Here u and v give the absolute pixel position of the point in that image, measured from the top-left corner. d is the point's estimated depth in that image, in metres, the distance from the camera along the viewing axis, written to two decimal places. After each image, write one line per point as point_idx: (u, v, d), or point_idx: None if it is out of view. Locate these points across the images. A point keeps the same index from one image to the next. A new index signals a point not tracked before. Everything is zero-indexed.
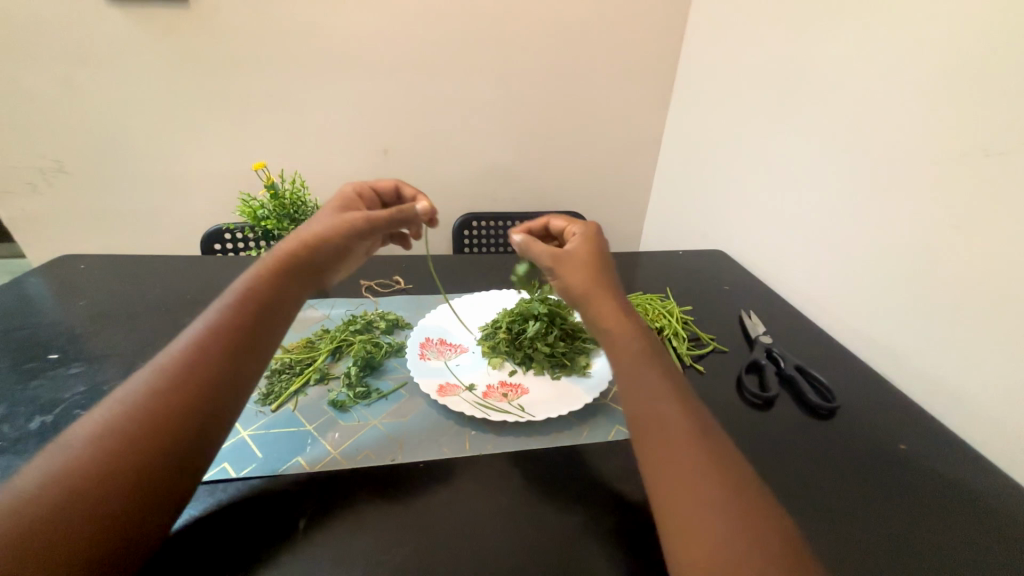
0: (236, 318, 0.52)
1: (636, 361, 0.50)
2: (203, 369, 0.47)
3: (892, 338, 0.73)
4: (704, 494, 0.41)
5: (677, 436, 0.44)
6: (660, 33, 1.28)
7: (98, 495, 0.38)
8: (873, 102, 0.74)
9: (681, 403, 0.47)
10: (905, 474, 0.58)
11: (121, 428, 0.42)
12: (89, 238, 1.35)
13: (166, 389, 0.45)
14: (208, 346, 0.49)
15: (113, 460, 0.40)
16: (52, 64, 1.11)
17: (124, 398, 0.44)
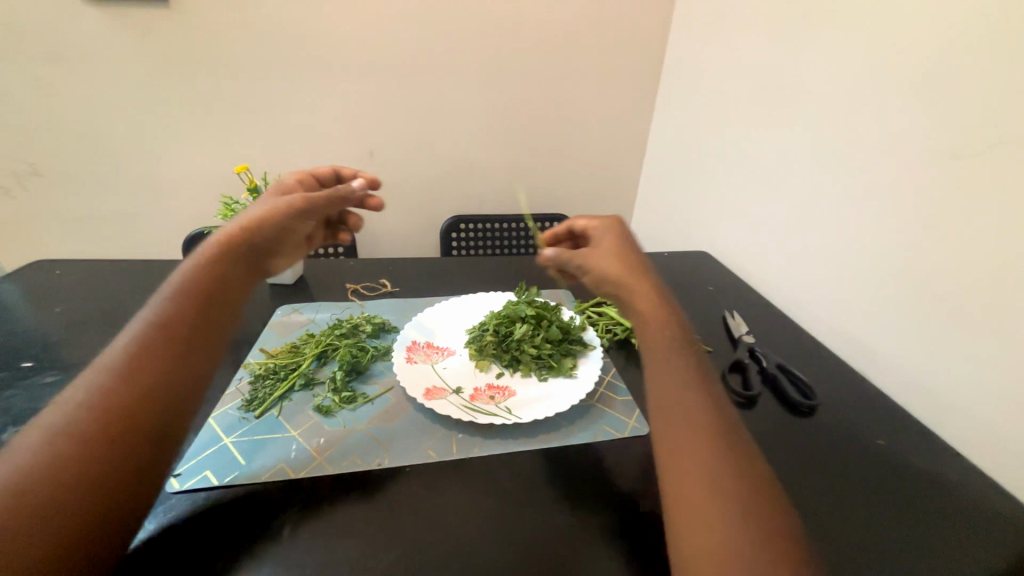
0: (188, 303, 0.51)
1: (663, 355, 0.51)
2: (161, 362, 0.47)
3: (868, 336, 0.76)
4: (721, 492, 0.42)
5: (699, 434, 0.45)
6: (644, 37, 1.30)
7: (61, 499, 0.38)
8: (849, 107, 0.77)
9: (709, 403, 0.48)
10: (882, 468, 0.60)
11: (81, 429, 0.41)
12: (65, 243, 1.31)
13: (123, 386, 0.44)
14: (166, 336, 0.48)
15: (72, 464, 0.39)
16: (27, 64, 1.09)
17: (79, 398, 0.43)
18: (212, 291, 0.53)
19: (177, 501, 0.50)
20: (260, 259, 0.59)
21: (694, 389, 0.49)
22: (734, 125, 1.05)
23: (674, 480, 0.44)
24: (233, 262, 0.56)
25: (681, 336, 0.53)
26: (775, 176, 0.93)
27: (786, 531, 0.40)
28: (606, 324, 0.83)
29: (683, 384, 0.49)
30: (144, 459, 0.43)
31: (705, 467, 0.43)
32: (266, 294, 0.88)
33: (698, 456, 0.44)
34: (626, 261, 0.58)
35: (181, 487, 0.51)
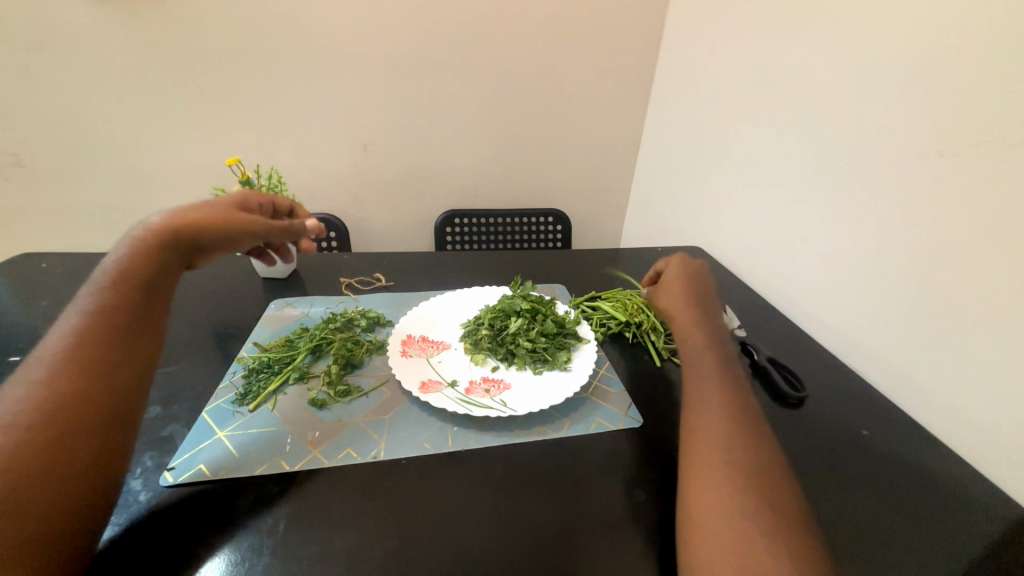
0: (120, 295, 0.51)
1: (693, 351, 0.62)
2: (98, 351, 0.47)
3: (856, 329, 0.77)
4: (726, 458, 0.48)
5: (714, 410, 0.53)
6: (639, 32, 1.30)
7: (8, 492, 0.37)
8: (839, 105, 0.77)
9: (729, 393, 0.55)
10: (866, 458, 0.62)
11: (21, 423, 0.41)
12: (51, 236, 1.29)
13: (58, 377, 0.44)
14: (99, 327, 0.48)
15: (15, 456, 0.39)
16: (7, 52, 1.06)
17: (11, 396, 0.42)
18: (144, 283, 0.53)
19: (172, 494, 0.50)
20: (187, 255, 0.58)
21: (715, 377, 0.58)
22: (726, 121, 1.05)
23: (689, 444, 0.52)
24: (161, 252, 0.55)
25: (714, 341, 0.63)
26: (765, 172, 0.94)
27: (785, 507, 0.44)
28: (600, 319, 0.83)
29: (711, 384, 0.57)
30: (94, 444, 0.43)
31: (716, 437, 0.51)
32: (258, 287, 0.87)
33: (710, 427, 0.52)
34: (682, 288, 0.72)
35: (175, 480, 0.51)
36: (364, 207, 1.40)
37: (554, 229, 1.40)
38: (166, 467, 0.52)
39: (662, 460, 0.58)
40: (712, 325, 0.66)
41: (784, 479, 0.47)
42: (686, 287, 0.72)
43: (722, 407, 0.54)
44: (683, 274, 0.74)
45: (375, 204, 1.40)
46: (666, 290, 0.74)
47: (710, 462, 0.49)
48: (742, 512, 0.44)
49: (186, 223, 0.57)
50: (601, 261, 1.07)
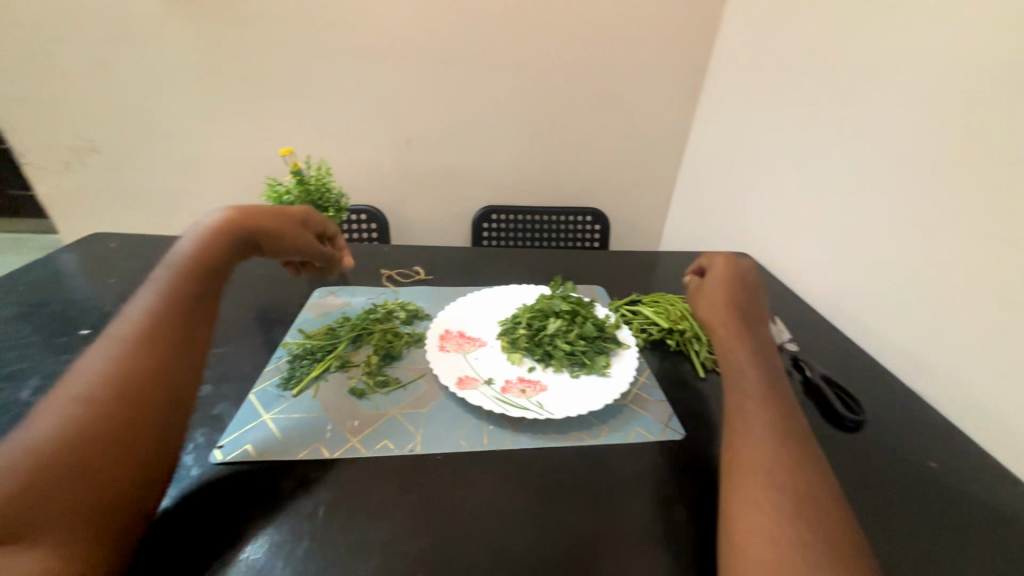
0: (187, 281, 0.55)
1: (733, 362, 0.59)
2: (168, 331, 0.50)
3: (924, 351, 0.71)
4: (773, 482, 0.45)
5: (759, 429, 0.50)
6: (693, 27, 1.24)
7: (86, 454, 0.40)
8: (923, 108, 0.71)
9: (775, 411, 0.52)
10: (933, 493, 0.56)
11: (98, 392, 0.43)
12: (118, 217, 1.38)
13: (132, 352, 0.47)
14: (169, 309, 0.52)
15: (91, 423, 0.41)
16: (87, 45, 1.13)
17: (89, 367, 0.45)
18: (208, 270, 0.57)
19: (220, 471, 0.52)
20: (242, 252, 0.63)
21: (759, 392, 0.54)
22: (786, 123, 0.99)
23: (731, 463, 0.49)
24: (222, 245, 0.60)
25: (758, 353, 0.60)
26: (828, 178, 0.88)
27: (841, 542, 0.40)
28: (641, 324, 0.80)
29: (754, 391, 0.54)
30: (157, 421, 0.45)
31: (761, 457, 0.47)
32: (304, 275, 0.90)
33: (754, 446, 0.48)
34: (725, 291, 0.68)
35: (223, 458, 0.53)
36: (405, 200, 1.42)
37: (593, 229, 1.37)
38: (215, 445, 0.55)
39: (705, 477, 0.55)
40: (755, 335, 0.62)
41: (835, 500, 0.44)
42: (730, 287, 0.68)
43: (767, 416, 0.51)
44: (728, 274, 0.70)
45: (414, 198, 1.42)
46: (704, 289, 0.71)
47: (754, 473, 0.46)
48: (790, 530, 0.41)
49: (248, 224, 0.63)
50: (642, 264, 1.04)
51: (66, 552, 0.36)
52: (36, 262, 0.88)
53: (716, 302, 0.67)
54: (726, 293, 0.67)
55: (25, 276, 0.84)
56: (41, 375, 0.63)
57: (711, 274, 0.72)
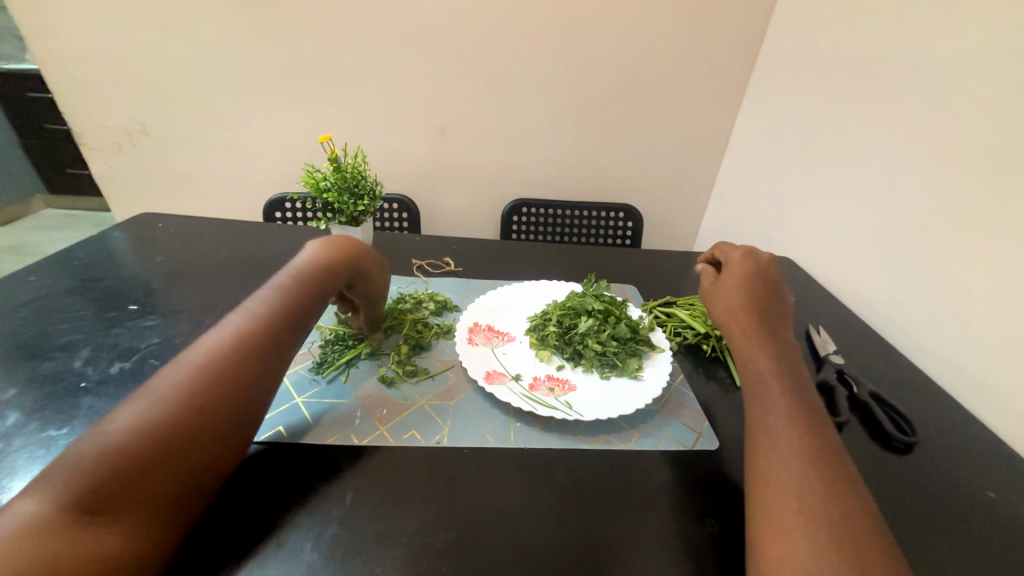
0: (302, 295, 0.55)
1: (753, 374, 0.54)
2: (276, 344, 0.51)
3: (987, 371, 0.66)
4: (805, 509, 0.41)
5: (785, 449, 0.46)
6: (743, 16, 1.17)
7: (179, 450, 0.42)
8: (1000, 106, 0.64)
9: (802, 428, 0.47)
10: (994, 526, 0.52)
11: (207, 390, 0.45)
12: (164, 199, 1.45)
13: (238, 358, 0.48)
14: (281, 318, 0.53)
15: (194, 421, 0.43)
16: (140, 31, 1.18)
17: (203, 357, 0.47)
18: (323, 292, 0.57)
19: (254, 451, 0.53)
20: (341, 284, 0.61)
21: (782, 407, 0.50)
22: (841, 120, 0.93)
23: (758, 490, 0.45)
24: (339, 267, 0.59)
25: (783, 364, 0.54)
26: (885, 179, 0.82)
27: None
28: (675, 326, 0.78)
29: (778, 406, 0.50)
30: (238, 423, 0.47)
31: (791, 483, 0.43)
32: None
33: (781, 471, 0.45)
34: (746, 292, 0.62)
35: (258, 438, 0.54)
36: (436, 190, 1.42)
37: (625, 226, 1.33)
38: None
39: (738, 490, 0.53)
40: (776, 340, 0.57)
41: (871, 531, 0.40)
42: (750, 285, 0.62)
43: (792, 434, 0.47)
44: (746, 269, 0.64)
45: (445, 188, 1.42)
46: (718, 286, 0.65)
47: (779, 497, 0.43)
48: (816, 562, 0.38)
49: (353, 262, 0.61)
50: (677, 264, 1.00)
51: (138, 539, 0.38)
52: (91, 239, 0.92)
53: (731, 302, 0.62)
54: (744, 292, 0.62)
55: (80, 252, 0.88)
56: (92, 347, 0.66)
57: (728, 273, 0.65)
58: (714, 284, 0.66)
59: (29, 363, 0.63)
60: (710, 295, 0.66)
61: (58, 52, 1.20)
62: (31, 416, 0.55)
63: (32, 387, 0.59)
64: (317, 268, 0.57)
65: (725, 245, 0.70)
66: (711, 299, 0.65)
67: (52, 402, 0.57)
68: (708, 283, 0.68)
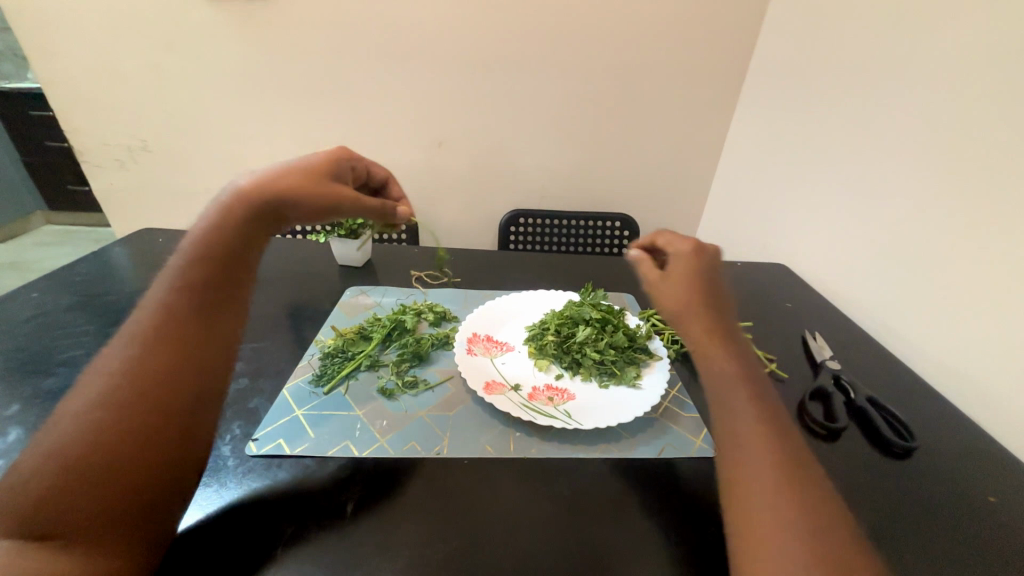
0: (202, 269, 0.52)
1: (722, 382, 0.52)
2: (182, 333, 0.48)
3: (981, 372, 0.66)
4: (788, 527, 0.40)
5: (759, 463, 0.45)
6: (734, 29, 1.21)
7: (105, 461, 0.40)
8: (984, 116, 0.67)
9: (771, 435, 0.47)
10: (991, 528, 0.52)
11: (118, 398, 0.43)
12: (164, 213, 1.46)
13: (143, 358, 0.46)
14: (185, 306, 0.50)
15: (108, 431, 0.41)
16: (145, 50, 1.20)
17: (105, 369, 0.45)
18: (226, 262, 0.53)
19: (255, 464, 0.53)
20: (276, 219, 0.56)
21: (749, 416, 0.49)
22: (832, 128, 0.95)
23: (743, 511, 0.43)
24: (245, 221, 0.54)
25: (746, 367, 0.53)
26: (878, 186, 0.83)
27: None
28: (672, 335, 0.78)
29: (745, 414, 0.49)
30: (179, 423, 0.45)
31: (770, 500, 0.42)
32: (336, 276, 0.91)
33: (760, 488, 0.43)
34: (695, 287, 0.58)
35: (258, 450, 0.55)
36: (435, 202, 1.44)
37: (622, 234, 1.34)
38: (250, 438, 0.56)
39: None
40: (734, 338, 0.55)
41: (844, 534, 0.41)
42: (693, 278, 0.59)
43: (766, 441, 0.46)
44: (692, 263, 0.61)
45: (444, 200, 1.44)
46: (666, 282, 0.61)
47: (756, 503, 0.43)
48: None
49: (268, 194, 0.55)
50: None
51: (95, 558, 0.38)
52: (91, 254, 0.93)
53: (684, 296, 0.58)
54: (692, 286, 0.58)
55: (81, 268, 0.89)
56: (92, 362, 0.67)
57: (673, 269, 0.61)
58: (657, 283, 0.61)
59: (30, 379, 0.63)
60: (658, 291, 0.61)
61: (63, 71, 1.23)
62: (32, 431, 0.55)
63: (33, 402, 0.59)
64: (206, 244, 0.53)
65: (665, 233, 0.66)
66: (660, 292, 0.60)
67: None
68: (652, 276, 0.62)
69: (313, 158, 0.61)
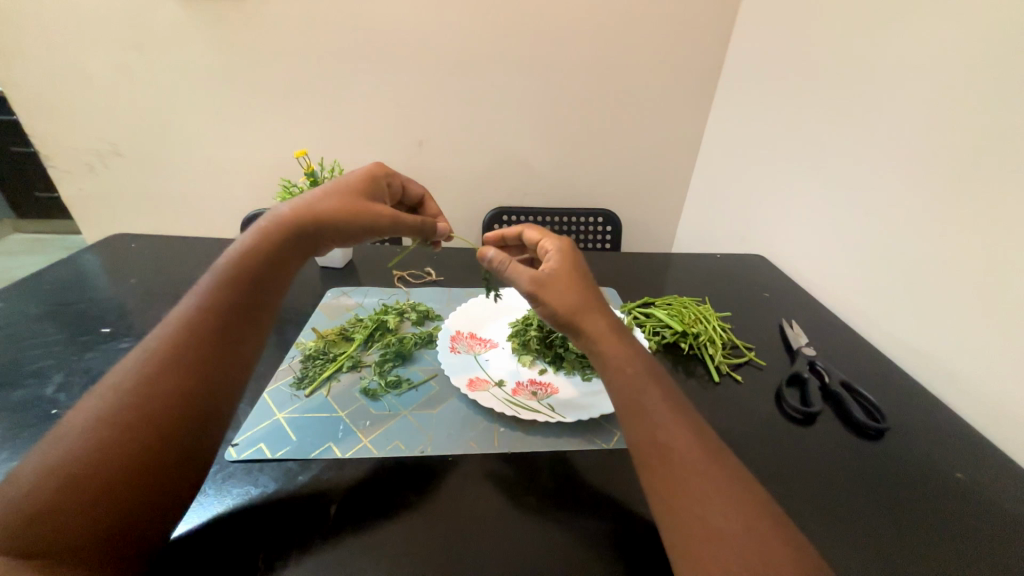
0: (233, 287, 0.52)
1: (630, 385, 0.46)
2: (201, 351, 0.48)
3: (949, 355, 0.69)
4: (726, 534, 0.38)
5: (685, 468, 0.41)
6: (708, 26, 1.23)
7: (105, 482, 0.39)
8: (944, 108, 0.69)
9: (694, 434, 0.44)
10: (957, 503, 0.54)
11: (123, 416, 0.42)
12: (139, 218, 1.42)
13: (155, 375, 0.45)
14: (207, 325, 0.49)
15: (112, 453, 0.40)
16: (111, 52, 1.16)
17: (118, 385, 0.44)
18: (258, 283, 0.53)
19: (235, 470, 0.53)
20: (312, 240, 0.58)
21: (668, 417, 0.44)
22: (803, 122, 0.98)
23: (678, 525, 0.40)
24: (282, 239, 0.56)
25: (649, 364, 0.49)
26: (848, 178, 0.86)
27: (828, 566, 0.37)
28: (653, 326, 0.79)
29: (662, 417, 0.44)
30: (184, 444, 0.44)
31: (706, 507, 0.39)
32: (317, 278, 0.90)
33: (694, 497, 0.40)
34: (580, 282, 0.53)
35: (238, 456, 0.54)
36: None
37: (605, 230, 1.35)
38: (230, 443, 0.55)
39: None
40: (630, 334, 0.51)
41: (773, 526, 0.38)
42: (577, 273, 0.55)
43: (690, 442, 0.43)
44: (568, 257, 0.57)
45: None
46: (553, 278, 0.53)
47: (686, 508, 0.40)
48: None
49: (301, 215, 0.57)
50: (654, 267, 1.03)
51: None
52: (61, 262, 0.90)
53: (568, 291, 0.52)
54: (572, 278, 0.53)
55: (51, 277, 0.86)
56: (64, 372, 0.65)
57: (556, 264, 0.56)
58: (539, 283, 0.53)
59: None
60: (548, 293, 0.52)
61: (25, 74, 1.18)
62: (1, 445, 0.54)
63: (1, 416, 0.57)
64: (239, 261, 0.53)
65: (529, 232, 0.63)
66: (543, 292, 0.52)
67: (23, 431, 0.56)
68: (536, 276, 0.53)
69: (349, 177, 0.63)
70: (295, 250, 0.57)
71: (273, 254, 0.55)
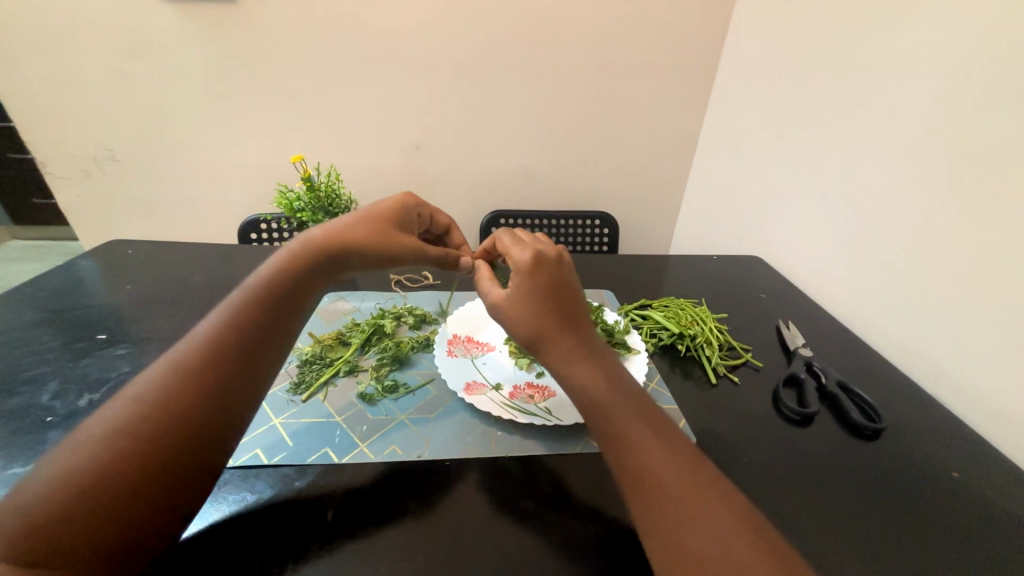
0: (257, 308, 0.51)
1: (597, 405, 0.46)
2: (222, 369, 0.48)
3: (944, 355, 0.69)
4: (705, 551, 0.38)
5: (662, 488, 0.41)
6: (704, 30, 1.24)
7: (115, 494, 0.39)
8: (938, 112, 0.70)
9: (670, 452, 0.43)
10: (954, 503, 0.54)
11: (139, 428, 0.42)
12: (135, 224, 1.42)
13: (174, 389, 0.45)
14: (228, 342, 0.49)
15: (125, 465, 0.41)
16: (109, 59, 1.17)
17: (136, 396, 0.45)
18: (277, 310, 0.52)
19: (231, 476, 0.52)
20: (336, 267, 0.57)
21: (644, 437, 0.44)
22: (798, 124, 0.98)
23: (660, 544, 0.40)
24: (305, 267, 0.54)
25: (624, 386, 0.47)
26: (843, 179, 0.86)
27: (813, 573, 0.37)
28: (650, 329, 0.80)
29: (635, 437, 0.44)
30: (195, 460, 0.44)
31: (684, 528, 0.39)
32: None
33: (671, 517, 0.40)
34: (545, 304, 0.49)
35: (235, 462, 0.53)
36: None
37: (602, 232, 1.36)
38: None
39: None
40: (598, 357, 0.48)
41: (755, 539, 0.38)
42: (540, 292, 0.50)
43: (665, 461, 0.43)
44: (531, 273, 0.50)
45: None
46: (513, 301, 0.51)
47: (667, 530, 0.40)
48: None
49: (329, 245, 0.55)
50: (651, 269, 1.03)
51: None
52: (57, 268, 0.90)
53: (529, 311, 0.50)
54: (536, 301, 0.49)
55: (47, 283, 0.86)
56: (59, 379, 0.65)
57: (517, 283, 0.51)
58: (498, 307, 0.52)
59: None
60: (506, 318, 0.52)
61: (21, 81, 1.19)
62: None
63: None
64: (264, 287, 0.52)
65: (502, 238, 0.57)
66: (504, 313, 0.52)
67: (18, 438, 0.55)
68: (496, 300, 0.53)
69: (383, 203, 0.61)
70: (312, 279, 0.55)
71: (293, 283, 0.54)
